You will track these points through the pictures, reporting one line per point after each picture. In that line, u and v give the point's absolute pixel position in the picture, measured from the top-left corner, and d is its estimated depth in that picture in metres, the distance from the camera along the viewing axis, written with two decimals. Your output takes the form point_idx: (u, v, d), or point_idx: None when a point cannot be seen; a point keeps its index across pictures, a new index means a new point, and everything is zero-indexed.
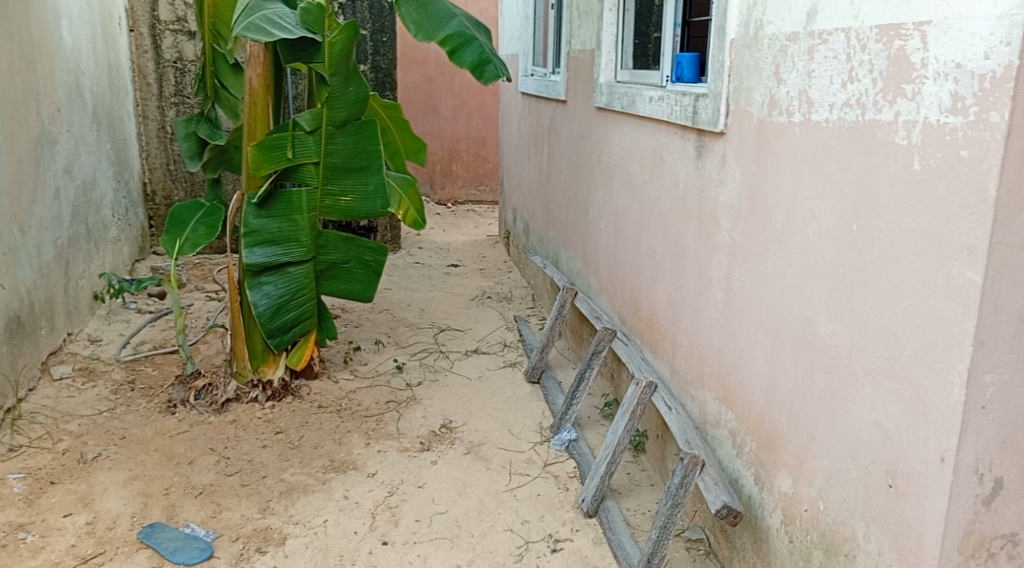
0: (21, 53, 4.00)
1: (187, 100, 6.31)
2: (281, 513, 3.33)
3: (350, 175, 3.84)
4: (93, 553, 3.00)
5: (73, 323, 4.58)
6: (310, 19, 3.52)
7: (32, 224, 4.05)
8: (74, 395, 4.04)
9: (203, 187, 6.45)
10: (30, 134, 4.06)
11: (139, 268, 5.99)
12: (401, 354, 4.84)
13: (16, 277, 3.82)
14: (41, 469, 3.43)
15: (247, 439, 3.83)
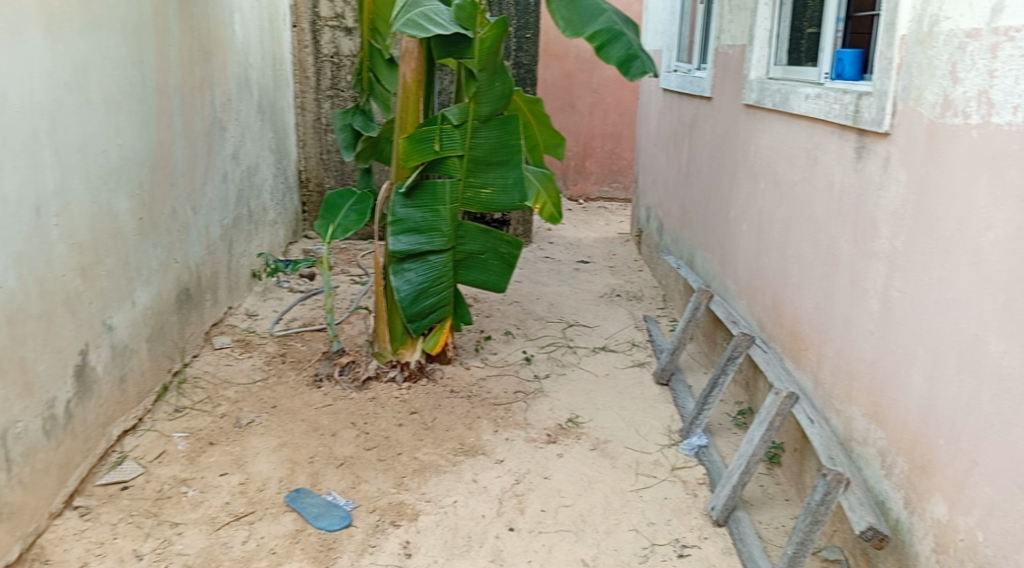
0: (200, 46, 4.29)
1: (342, 93, 6.58)
2: (415, 489, 3.45)
3: (492, 168, 3.91)
4: (245, 512, 3.21)
5: (233, 298, 4.90)
6: (463, 16, 3.60)
7: (203, 204, 4.35)
8: (232, 364, 4.32)
9: (352, 176, 6.74)
10: (204, 121, 4.36)
11: (292, 250, 6.32)
12: (530, 346, 4.90)
13: (187, 252, 4.12)
14: (201, 429, 3.69)
15: (385, 417, 3.98)
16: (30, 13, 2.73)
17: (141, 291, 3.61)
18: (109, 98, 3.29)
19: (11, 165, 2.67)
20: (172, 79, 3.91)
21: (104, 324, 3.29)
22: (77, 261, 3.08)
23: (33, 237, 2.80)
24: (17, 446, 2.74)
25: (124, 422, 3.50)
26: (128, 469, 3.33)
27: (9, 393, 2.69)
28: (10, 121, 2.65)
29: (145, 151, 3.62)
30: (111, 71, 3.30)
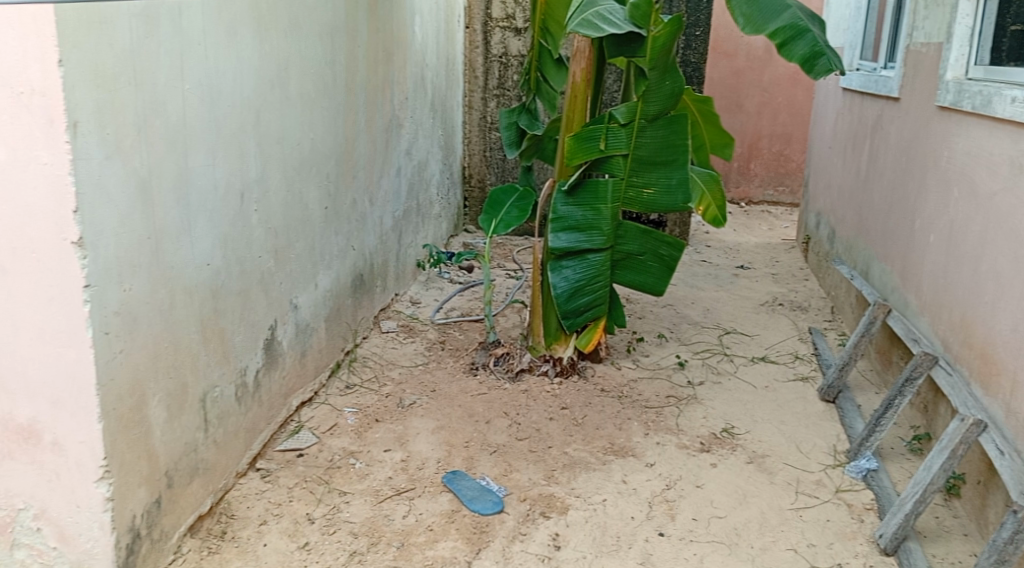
0: (384, 46, 4.47)
1: (508, 92, 6.68)
2: (564, 483, 3.48)
3: (656, 168, 3.82)
4: (405, 487, 3.34)
5: (400, 285, 5.10)
6: (638, 15, 3.57)
7: (379, 196, 4.54)
8: (397, 347, 4.50)
9: (513, 173, 6.84)
10: (384, 118, 4.56)
11: (453, 243, 6.50)
12: (684, 351, 4.82)
13: (363, 241, 4.32)
14: (368, 407, 3.87)
15: (537, 410, 4.03)
16: (244, 15, 2.94)
17: (322, 275, 3.82)
18: (306, 95, 3.50)
19: (222, 153, 2.89)
20: (359, 77, 4.10)
21: (291, 303, 3.51)
22: (271, 244, 3.29)
23: (236, 221, 3.02)
24: (214, 409, 2.97)
25: (302, 394, 3.72)
26: (304, 438, 3.54)
27: (210, 359, 2.91)
28: (222, 114, 2.87)
29: (333, 145, 3.82)
30: (308, 69, 3.50)
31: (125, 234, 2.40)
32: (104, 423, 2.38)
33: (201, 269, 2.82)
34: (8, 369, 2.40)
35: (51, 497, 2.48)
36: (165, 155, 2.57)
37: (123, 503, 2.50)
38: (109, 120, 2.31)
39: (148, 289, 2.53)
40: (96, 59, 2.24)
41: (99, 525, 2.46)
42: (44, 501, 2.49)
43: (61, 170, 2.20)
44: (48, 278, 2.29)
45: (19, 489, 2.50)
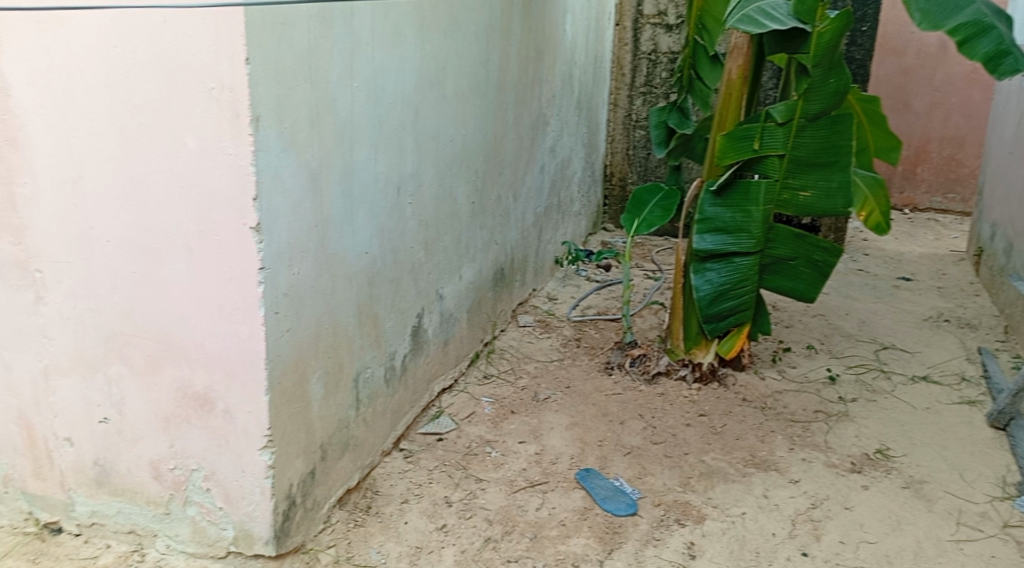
0: (536, 43, 4.44)
1: (655, 90, 6.51)
2: (701, 492, 3.36)
3: (815, 170, 3.62)
4: (539, 480, 3.33)
5: (538, 280, 5.07)
6: (803, 10, 3.39)
7: (522, 192, 4.53)
8: (533, 341, 4.49)
9: (656, 172, 6.69)
10: (532, 115, 4.53)
11: (591, 240, 6.44)
12: (835, 364, 4.58)
13: (505, 235, 4.33)
14: (505, 398, 3.88)
15: (673, 414, 3.92)
16: (408, 14, 2.98)
17: (467, 267, 3.85)
18: (460, 93, 3.53)
19: (383, 148, 2.95)
20: (510, 75, 4.10)
21: (437, 293, 3.55)
22: (422, 237, 3.34)
23: (393, 213, 3.08)
24: (365, 389, 3.05)
25: (443, 381, 3.77)
26: (443, 423, 3.59)
27: (363, 341, 2.99)
28: (385, 110, 2.93)
29: (483, 141, 3.84)
30: (464, 67, 3.53)
31: (296, 221, 2.49)
32: (270, 396, 2.48)
33: (359, 258, 2.89)
34: (190, 342, 2.47)
35: (220, 461, 2.57)
36: (334, 149, 2.64)
37: (283, 472, 2.61)
38: (286, 114, 2.37)
39: (313, 274, 2.62)
40: (278, 57, 2.30)
41: (260, 490, 2.57)
42: (214, 464, 2.58)
43: (243, 161, 2.26)
44: (227, 260, 2.37)
45: (192, 451, 2.59)
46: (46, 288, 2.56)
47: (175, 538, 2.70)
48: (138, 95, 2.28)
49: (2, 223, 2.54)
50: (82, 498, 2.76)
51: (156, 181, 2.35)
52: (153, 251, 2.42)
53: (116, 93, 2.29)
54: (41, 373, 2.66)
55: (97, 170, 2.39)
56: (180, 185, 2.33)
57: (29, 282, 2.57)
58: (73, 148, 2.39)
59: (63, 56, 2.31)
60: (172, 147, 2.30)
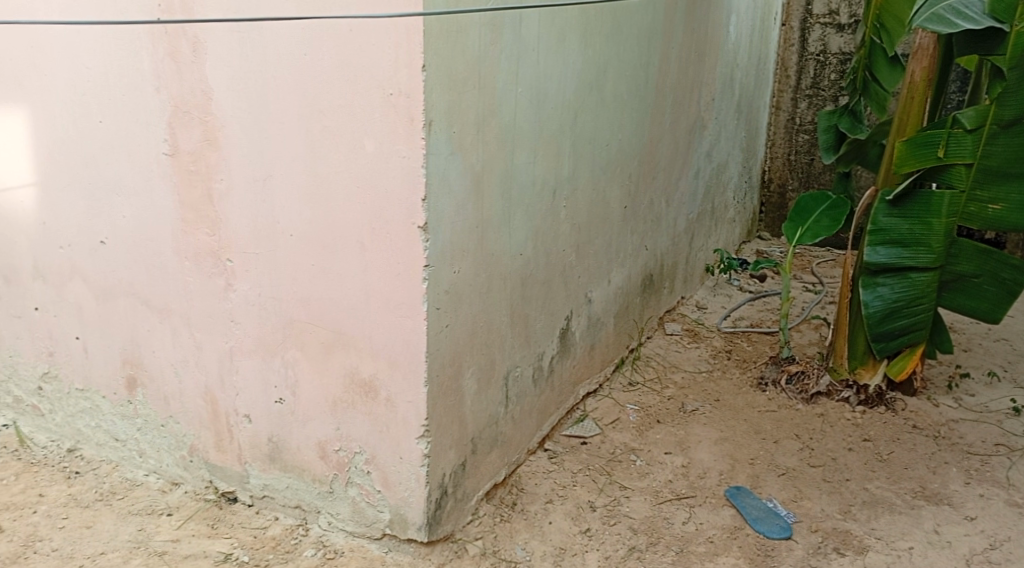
0: (698, 46, 4.40)
1: (822, 92, 6.25)
2: (863, 522, 3.23)
3: (1007, 181, 3.39)
4: (687, 494, 3.31)
5: (688, 288, 5.01)
6: (1001, 8, 3.15)
7: (676, 197, 4.49)
8: (680, 351, 4.45)
9: (819, 179, 6.43)
10: (689, 119, 4.50)
11: (745, 249, 6.28)
12: (1020, 395, 4.25)
13: (656, 240, 4.32)
14: (651, 407, 3.88)
15: (834, 437, 3.78)
16: (573, 20, 3.06)
17: (616, 272, 3.88)
18: (619, 97, 3.57)
19: (542, 152, 3.04)
20: (670, 79, 4.10)
21: (586, 296, 3.61)
22: (574, 239, 3.40)
23: (548, 216, 3.17)
24: (514, 387, 3.16)
25: (588, 385, 3.82)
26: (587, 427, 3.64)
27: (515, 341, 3.09)
28: (546, 114, 3.02)
29: (638, 145, 3.86)
30: (624, 72, 3.57)
31: (459, 222, 2.62)
32: (428, 388, 2.61)
33: (514, 259, 2.99)
34: (358, 332, 2.65)
35: (381, 446, 2.73)
36: (497, 152, 2.75)
37: (437, 462, 2.73)
38: (455, 119, 2.51)
39: (471, 273, 2.73)
40: (452, 64, 2.44)
41: (416, 477, 2.71)
42: (375, 448, 2.74)
43: (416, 164, 2.41)
44: (396, 256, 2.52)
45: (356, 434, 2.76)
46: (236, 276, 2.80)
47: (336, 516, 2.89)
48: (323, 101, 2.48)
49: (199, 216, 2.80)
50: (256, 472, 2.99)
51: (336, 181, 2.54)
52: (330, 245, 2.60)
53: (304, 98, 2.50)
54: (226, 353, 2.91)
55: (284, 169, 2.60)
56: (357, 185, 2.51)
57: (221, 270, 2.82)
58: (264, 150, 2.62)
59: (258, 64, 2.54)
60: (353, 149, 2.48)
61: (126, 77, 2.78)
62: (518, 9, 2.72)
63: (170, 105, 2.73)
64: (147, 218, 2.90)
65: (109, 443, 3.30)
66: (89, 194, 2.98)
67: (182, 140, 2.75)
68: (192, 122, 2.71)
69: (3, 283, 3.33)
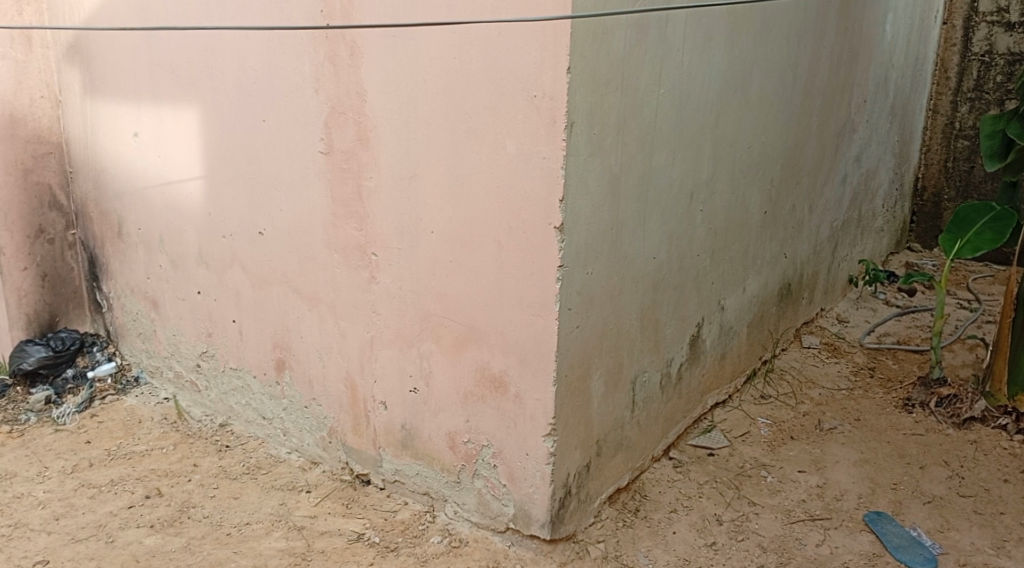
0: (851, 46, 4.24)
1: (985, 96, 5.89)
2: (1018, 560, 3.01)
3: None
4: (821, 515, 3.19)
5: (829, 300, 4.82)
6: None
7: (820, 204, 4.34)
8: (818, 365, 4.29)
9: (979, 188, 6.04)
10: (838, 123, 4.34)
11: (892, 261, 5.98)
12: None
13: (797, 248, 4.19)
14: (784, 422, 3.76)
15: (988, 466, 3.54)
16: (720, 20, 3.03)
17: (752, 279, 3.80)
18: (764, 98, 3.49)
19: (681, 154, 3.02)
20: (819, 81, 3.97)
21: (719, 303, 3.56)
22: (710, 244, 3.36)
23: (684, 219, 3.14)
24: (642, 392, 3.15)
25: (717, 395, 3.76)
26: (715, 438, 3.58)
27: (644, 346, 3.09)
28: (688, 116, 3.00)
29: (782, 148, 3.77)
30: (771, 72, 3.49)
31: (594, 224, 2.64)
32: (556, 387, 2.65)
33: (648, 262, 2.99)
34: (491, 328, 2.72)
35: (508, 441, 2.79)
36: (636, 154, 2.76)
37: (562, 462, 2.77)
38: (597, 120, 2.54)
39: (604, 275, 2.75)
40: (596, 66, 2.47)
41: (541, 475, 2.75)
42: (502, 443, 2.80)
43: (556, 165, 2.45)
44: (531, 256, 2.57)
45: (484, 428, 2.83)
46: (379, 269, 2.93)
47: (462, 506, 2.98)
48: (469, 103, 2.56)
49: (349, 211, 2.95)
50: (389, 457, 3.12)
51: (477, 181, 2.62)
52: (468, 243, 2.69)
53: (452, 100, 2.60)
54: (367, 342, 3.05)
55: (428, 168, 2.71)
56: (497, 185, 2.58)
57: (365, 263, 2.96)
58: (411, 150, 2.74)
59: (410, 67, 2.66)
60: (494, 150, 2.55)
61: (288, 79, 2.97)
62: (665, 9, 2.73)
63: (327, 106, 2.90)
64: (301, 212, 3.08)
65: (257, 420, 3.52)
66: (250, 188, 3.20)
67: (336, 140, 2.91)
68: (346, 123, 2.87)
69: (171, 268, 3.60)
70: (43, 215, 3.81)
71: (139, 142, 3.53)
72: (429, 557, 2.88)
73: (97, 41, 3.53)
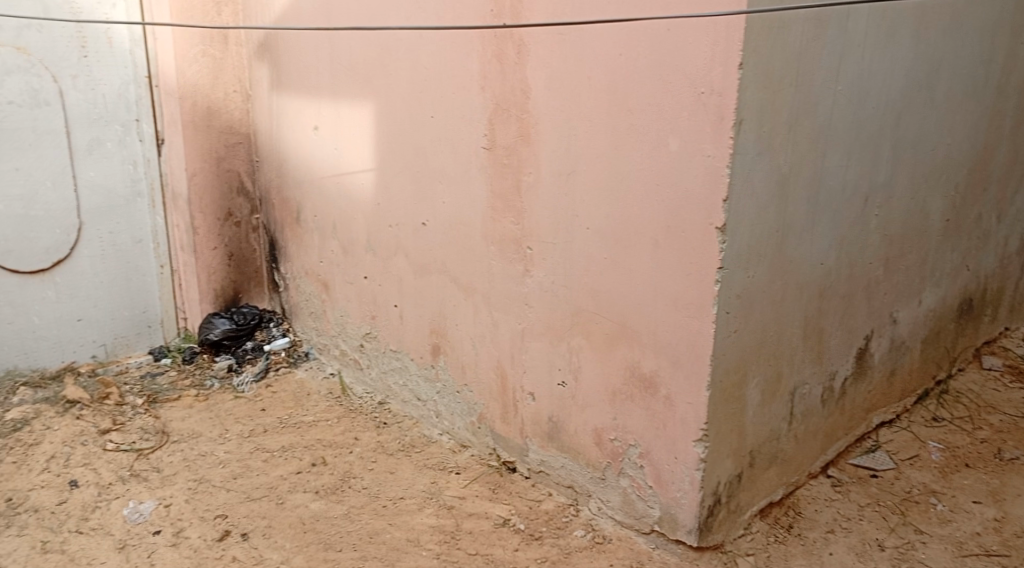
0: None
1: None
2: None
3: None
4: (999, 551, 2.96)
5: (1015, 317, 4.38)
6: None
7: (1011, 213, 4.01)
8: (999, 389, 3.91)
9: None
10: None
11: None
12: None
13: (981, 260, 3.89)
14: (958, 448, 3.49)
15: None
16: (906, 14, 2.87)
17: (929, 292, 3.57)
18: (952, 97, 3.27)
19: (857, 156, 2.89)
20: (1016, 80, 3.67)
21: (891, 316, 3.36)
22: (884, 252, 3.19)
23: (857, 224, 3.00)
24: (801, 404, 3.04)
25: (884, 413, 3.55)
26: (880, 459, 3.39)
27: (806, 355, 2.97)
28: (866, 115, 2.87)
29: (970, 151, 3.51)
30: (961, 70, 3.27)
31: (759, 225, 2.58)
32: (710, 392, 2.60)
33: (815, 267, 2.88)
34: (644, 328, 2.71)
35: (656, 443, 2.77)
36: (807, 153, 2.67)
37: (713, 469, 2.72)
38: (768, 118, 2.48)
39: (767, 279, 2.68)
40: (770, 61, 2.42)
41: (690, 479, 2.71)
42: (650, 444, 2.79)
43: (721, 163, 2.42)
44: (690, 256, 2.54)
45: (632, 427, 2.83)
46: (534, 263, 2.99)
47: (606, 503, 2.99)
48: (633, 100, 2.57)
49: (508, 206, 3.03)
50: (535, 447, 3.18)
51: (637, 178, 2.62)
52: (624, 240, 2.70)
53: (616, 97, 2.61)
54: (518, 333, 3.11)
55: (588, 164, 2.74)
56: (658, 183, 2.57)
57: (521, 256, 3.03)
58: (572, 146, 2.78)
59: (575, 64, 2.70)
60: (657, 147, 2.55)
61: (457, 76, 3.09)
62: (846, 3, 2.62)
63: (492, 103, 2.99)
64: (463, 205, 3.20)
65: (412, 400, 3.68)
66: (416, 180, 3.35)
67: (499, 136, 3.00)
68: (510, 119, 2.94)
69: (342, 253, 3.83)
70: (232, 200, 4.16)
71: (319, 135, 3.77)
72: (573, 550, 2.91)
73: (287, 40, 3.81)
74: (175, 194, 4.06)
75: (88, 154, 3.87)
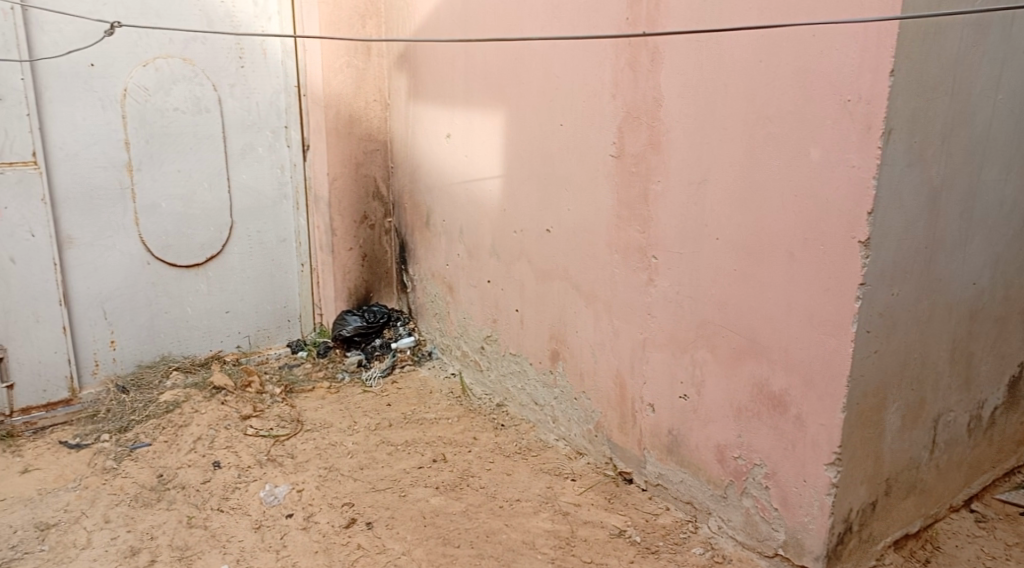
0: None
1: None
2: None
3: None
4: None
5: None
6: None
7: None
8: None
9: None
10: None
11: None
12: None
13: None
14: None
15: None
16: None
17: None
18: None
19: (1017, 170, 2.70)
20: None
21: None
22: None
23: (1014, 243, 2.80)
24: (944, 432, 2.86)
25: None
26: None
27: (952, 381, 2.80)
28: None
29: None
30: None
31: (907, 241, 2.45)
32: (845, 415, 2.50)
33: (966, 288, 2.70)
34: (775, 344, 2.63)
35: (783, 464, 2.68)
36: (962, 166, 2.52)
37: (845, 495, 2.60)
38: (920, 128, 2.36)
39: (912, 298, 2.54)
40: (925, 68, 2.30)
41: (820, 504, 2.61)
42: (777, 464, 2.70)
43: (867, 174, 2.32)
44: (828, 271, 2.45)
45: (758, 446, 2.75)
46: (658, 272, 2.96)
47: (726, 523, 2.91)
48: (771, 109, 2.51)
49: (634, 214, 3.01)
50: (653, 459, 3.14)
51: (774, 188, 2.54)
52: (755, 252, 2.63)
53: (753, 105, 2.55)
54: (640, 343, 3.09)
55: (720, 174, 2.69)
56: (795, 194, 2.49)
57: (646, 266, 3.01)
58: (703, 155, 2.73)
59: (711, 72, 2.66)
60: (796, 157, 2.47)
61: (588, 85, 3.11)
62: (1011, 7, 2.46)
63: (623, 111, 2.98)
64: (588, 212, 3.21)
65: (529, 404, 3.72)
66: (543, 187, 3.39)
67: (629, 144, 2.99)
68: (640, 127, 2.93)
69: (467, 257, 3.92)
70: (367, 204, 4.38)
71: (451, 143, 3.88)
72: None
73: (424, 51, 3.95)
74: (317, 197, 4.29)
75: (241, 158, 4.15)
